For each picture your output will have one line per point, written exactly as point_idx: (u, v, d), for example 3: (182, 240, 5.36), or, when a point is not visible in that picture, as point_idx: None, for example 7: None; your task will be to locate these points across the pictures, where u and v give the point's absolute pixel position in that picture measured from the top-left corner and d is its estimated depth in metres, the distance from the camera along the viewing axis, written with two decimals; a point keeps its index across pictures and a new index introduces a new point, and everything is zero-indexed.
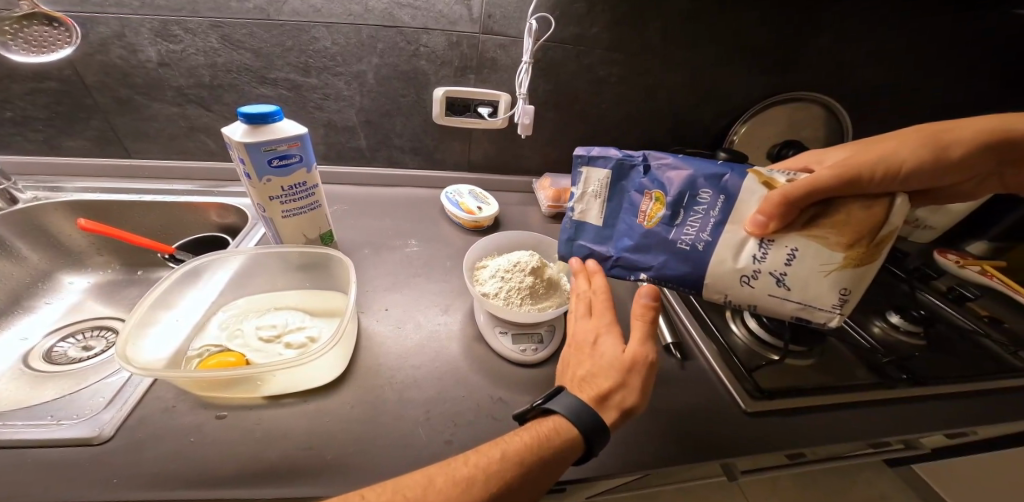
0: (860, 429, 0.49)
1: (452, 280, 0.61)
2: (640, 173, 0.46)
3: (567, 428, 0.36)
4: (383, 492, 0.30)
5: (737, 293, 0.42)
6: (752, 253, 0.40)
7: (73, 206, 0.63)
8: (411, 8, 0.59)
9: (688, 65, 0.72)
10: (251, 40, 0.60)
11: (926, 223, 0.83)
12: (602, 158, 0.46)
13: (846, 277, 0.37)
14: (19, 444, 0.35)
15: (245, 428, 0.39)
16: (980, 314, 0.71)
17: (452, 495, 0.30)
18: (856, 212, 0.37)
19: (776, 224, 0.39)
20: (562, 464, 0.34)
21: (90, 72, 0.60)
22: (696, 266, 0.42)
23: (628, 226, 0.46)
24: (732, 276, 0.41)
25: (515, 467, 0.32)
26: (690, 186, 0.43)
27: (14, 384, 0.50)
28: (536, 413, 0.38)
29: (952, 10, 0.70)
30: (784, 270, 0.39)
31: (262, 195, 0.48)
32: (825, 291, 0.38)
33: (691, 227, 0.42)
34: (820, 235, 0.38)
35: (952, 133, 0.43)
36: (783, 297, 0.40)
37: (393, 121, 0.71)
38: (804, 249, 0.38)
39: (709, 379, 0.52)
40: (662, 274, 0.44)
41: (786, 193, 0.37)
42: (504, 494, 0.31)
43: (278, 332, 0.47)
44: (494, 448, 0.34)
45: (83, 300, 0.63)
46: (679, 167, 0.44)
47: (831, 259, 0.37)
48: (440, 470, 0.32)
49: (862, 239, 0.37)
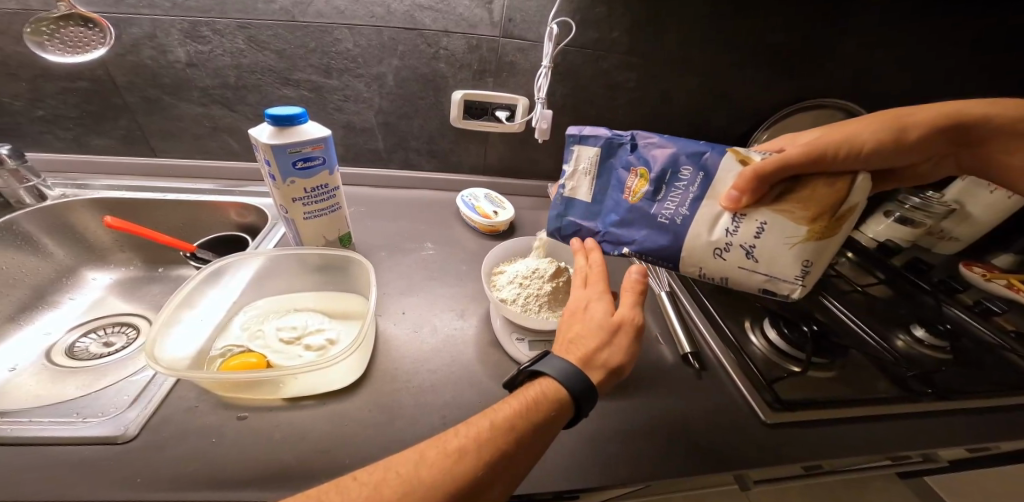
0: (885, 443, 0.48)
1: (467, 284, 0.61)
2: (626, 150, 0.44)
3: (553, 389, 0.35)
4: (376, 473, 0.29)
5: (710, 266, 0.41)
6: (724, 226, 0.40)
7: (100, 203, 0.64)
8: (432, 11, 0.60)
9: (707, 71, 0.71)
10: (275, 41, 0.60)
11: (951, 234, 0.82)
12: (592, 136, 0.45)
13: (810, 249, 0.37)
14: (45, 442, 0.36)
15: (263, 430, 0.39)
16: (1006, 328, 0.69)
17: (446, 468, 0.29)
18: (822, 188, 0.37)
19: (749, 199, 0.38)
20: (554, 427, 0.34)
21: (121, 72, 0.61)
22: (675, 239, 0.42)
23: (614, 201, 0.45)
24: (706, 249, 0.41)
25: (506, 434, 0.32)
26: (673, 163, 0.42)
27: (37, 380, 0.51)
28: (524, 378, 0.38)
29: (979, 19, 0.68)
30: (752, 243, 0.39)
31: (285, 197, 0.48)
32: (789, 262, 0.38)
33: (671, 202, 0.42)
34: (787, 209, 0.37)
35: (925, 113, 0.42)
36: (752, 270, 0.39)
37: (410, 123, 0.71)
38: (773, 223, 0.38)
39: (730, 392, 0.51)
40: (643, 248, 0.43)
41: (757, 169, 0.37)
42: (498, 462, 0.30)
43: (298, 334, 0.47)
44: (483, 418, 0.33)
45: (105, 296, 0.64)
46: (664, 145, 0.42)
47: (795, 232, 0.37)
48: (431, 445, 0.31)
49: (826, 213, 0.36)
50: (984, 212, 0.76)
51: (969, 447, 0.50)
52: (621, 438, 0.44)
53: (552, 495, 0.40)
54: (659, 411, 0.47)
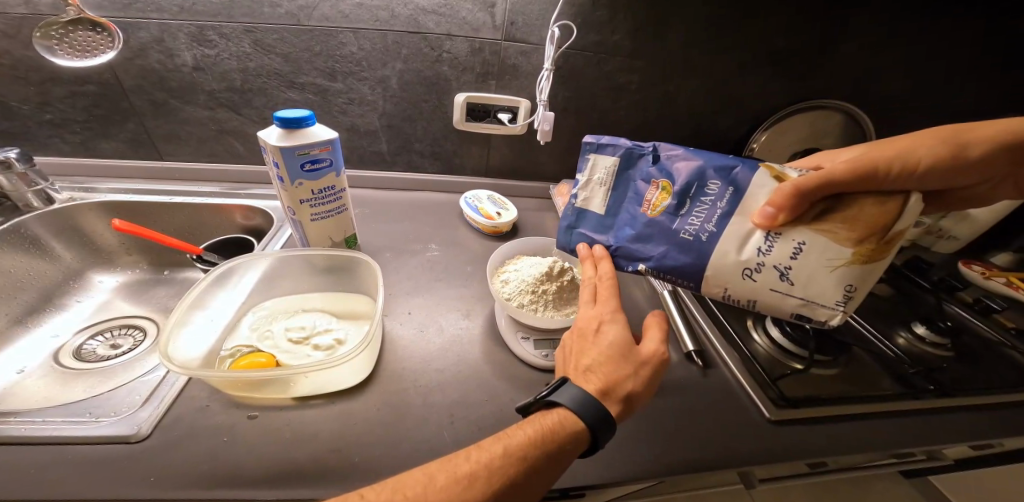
0: (887, 439, 0.48)
1: (472, 285, 0.61)
2: (647, 162, 0.44)
3: (571, 422, 0.35)
4: (383, 493, 0.29)
5: (737, 288, 0.40)
6: (757, 246, 0.39)
7: (106, 206, 0.64)
8: (435, 15, 0.60)
9: (707, 74, 0.72)
10: (281, 45, 0.61)
11: (949, 234, 0.82)
12: (611, 146, 0.44)
13: (852, 274, 0.36)
14: (59, 442, 0.36)
15: (274, 429, 0.39)
16: (1005, 326, 0.69)
17: (454, 492, 0.29)
18: (867, 209, 0.36)
19: (785, 216, 0.37)
20: (565, 460, 0.34)
21: (129, 76, 0.62)
22: (698, 257, 0.41)
23: (630, 214, 0.44)
24: (734, 269, 0.40)
25: (517, 463, 0.32)
26: (698, 176, 0.41)
27: (46, 381, 0.51)
28: (539, 406, 0.37)
29: (975, 19, 0.69)
30: (789, 264, 0.38)
31: (293, 199, 0.49)
32: (829, 287, 0.37)
33: (695, 218, 0.41)
34: (828, 230, 0.37)
35: (972, 133, 0.42)
36: (785, 292, 0.39)
37: (413, 126, 0.72)
38: (812, 243, 0.37)
39: (735, 391, 0.51)
40: (662, 265, 0.42)
41: (797, 185, 0.36)
42: (506, 490, 0.31)
43: (307, 334, 0.47)
44: (496, 442, 0.33)
45: (111, 298, 0.65)
46: (688, 158, 0.42)
47: (838, 255, 0.36)
48: (441, 467, 0.31)
49: (872, 235, 0.35)
50: (982, 213, 0.77)
51: (969, 443, 0.50)
52: (628, 435, 0.44)
53: (559, 493, 0.40)
54: (663, 408, 0.48)
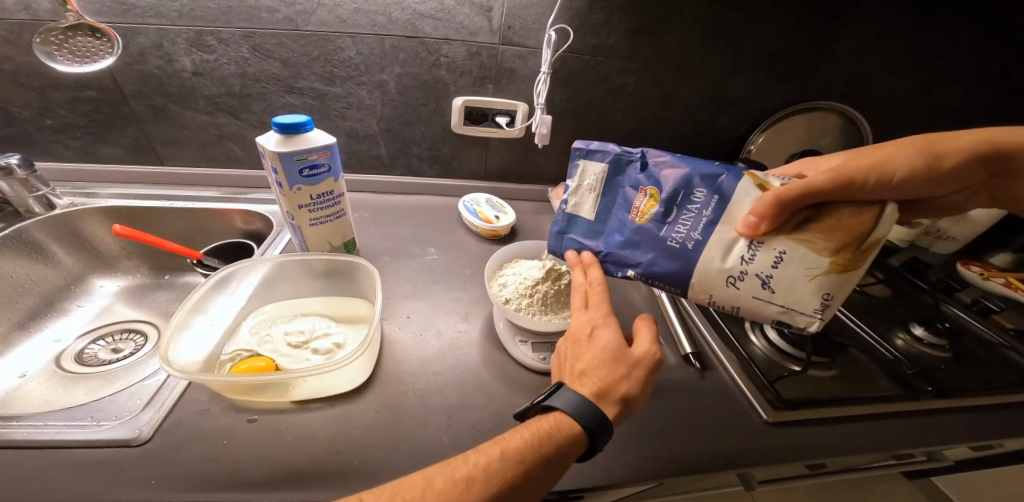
0: (885, 440, 0.48)
1: (471, 288, 0.61)
2: (636, 169, 0.44)
3: (569, 425, 0.35)
4: (382, 495, 0.29)
5: (721, 293, 0.40)
6: (740, 253, 0.39)
7: (106, 211, 0.65)
8: (433, 19, 0.61)
9: (703, 76, 0.72)
10: (280, 49, 0.61)
11: (949, 234, 0.82)
12: (600, 152, 0.45)
13: (830, 283, 0.36)
14: (62, 445, 0.36)
15: (274, 432, 0.39)
16: (1004, 326, 0.69)
17: (453, 495, 0.29)
18: (846, 218, 0.36)
19: (767, 225, 0.38)
20: (564, 463, 0.34)
21: (128, 82, 0.62)
22: (684, 264, 0.41)
23: (619, 221, 0.45)
24: (718, 276, 0.40)
25: (515, 467, 0.32)
26: (685, 184, 0.41)
27: (47, 385, 0.52)
28: (536, 411, 0.38)
29: (971, 20, 0.69)
30: (770, 273, 0.38)
31: (291, 203, 0.49)
32: (809, 295, 0.37)
33: (682, 225, 0.41)
34: (809, 239, 0.37)
35: (948, 143, 0.42)
36: (766, 300, 0.39)
37: (412, 130, 0.72)
38: (793, 252, 0.37)
39: (732, 392, 0.51)
40: (650, 271, 0.42)
41: (778, 195, 0.36)
42: (505, 493, 0.31)
43: (305, 338, 0.47)
44: (494, 446, 0.33)
45: (112, 302, 0.65)
46: (676, 165, 0.42)
47: (817, 264, 0.36)
48: (439, 470, 0.31)
49: (849, 245, 0.36)
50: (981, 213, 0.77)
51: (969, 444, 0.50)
52: (626, 437, 0.44)
53: (557, 496, 0.40)
54: (661, 411, 0.48)
